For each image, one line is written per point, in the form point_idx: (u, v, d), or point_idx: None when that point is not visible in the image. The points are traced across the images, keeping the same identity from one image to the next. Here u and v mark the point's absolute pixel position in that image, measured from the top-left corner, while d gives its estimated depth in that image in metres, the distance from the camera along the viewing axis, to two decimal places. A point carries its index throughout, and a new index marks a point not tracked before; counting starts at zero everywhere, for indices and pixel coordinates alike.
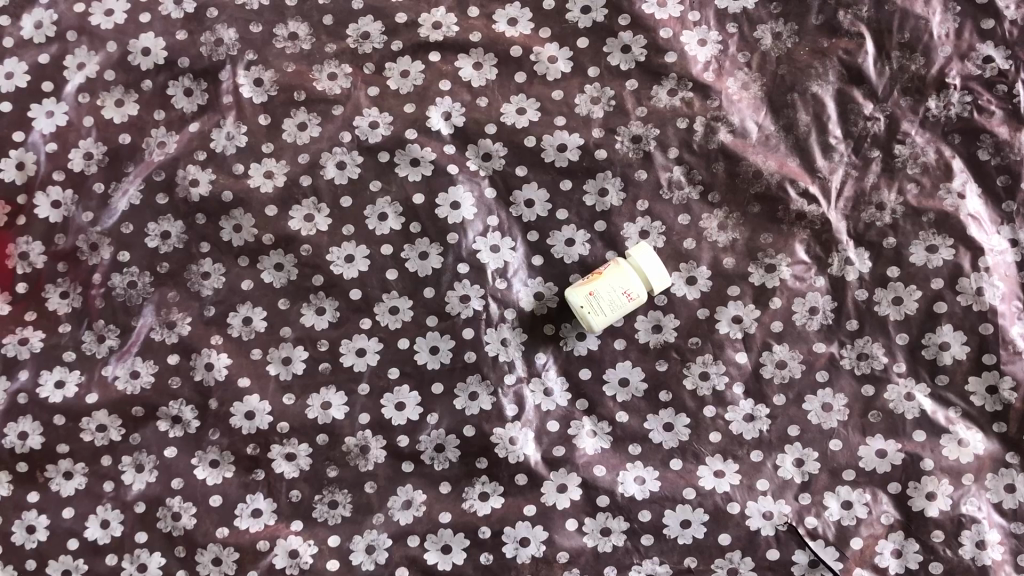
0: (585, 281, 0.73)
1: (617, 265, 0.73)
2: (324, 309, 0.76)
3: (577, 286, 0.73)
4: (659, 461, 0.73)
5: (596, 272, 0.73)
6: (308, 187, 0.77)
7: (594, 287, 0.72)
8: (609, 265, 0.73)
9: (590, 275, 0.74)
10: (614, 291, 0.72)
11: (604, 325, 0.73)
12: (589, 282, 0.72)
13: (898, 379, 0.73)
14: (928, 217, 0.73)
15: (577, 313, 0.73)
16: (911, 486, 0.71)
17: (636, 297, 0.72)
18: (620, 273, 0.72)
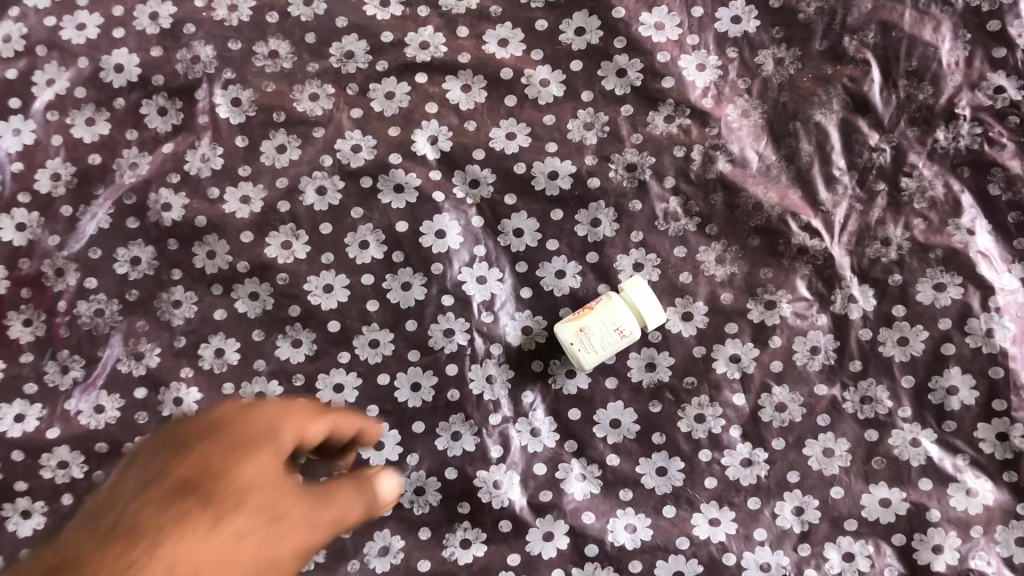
0: (577, 315, 0.69)
1: (609, 299, 0.69)
2: (301, 341, 0.72)
3: (567, 320, 0.70)
4: (651, 507, 0.69)
5: (587, 306, 0.70)
6: (286, 213, 0.73)
7: (584, 323, 0.68)
8: (602, 299, 0.69)
9: (582, 309, 0.70)
10: (606, 328, 0.68)
11: (596, 362, 0.69)
12: (580, 317, 0.69)
13: (903, 424, 0.69)
14: (936, 253, 0.70)
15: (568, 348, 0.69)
16: (917, 538, 0.68)
17: (629, 334, 0.68)
18: (612, 309, 0.68)
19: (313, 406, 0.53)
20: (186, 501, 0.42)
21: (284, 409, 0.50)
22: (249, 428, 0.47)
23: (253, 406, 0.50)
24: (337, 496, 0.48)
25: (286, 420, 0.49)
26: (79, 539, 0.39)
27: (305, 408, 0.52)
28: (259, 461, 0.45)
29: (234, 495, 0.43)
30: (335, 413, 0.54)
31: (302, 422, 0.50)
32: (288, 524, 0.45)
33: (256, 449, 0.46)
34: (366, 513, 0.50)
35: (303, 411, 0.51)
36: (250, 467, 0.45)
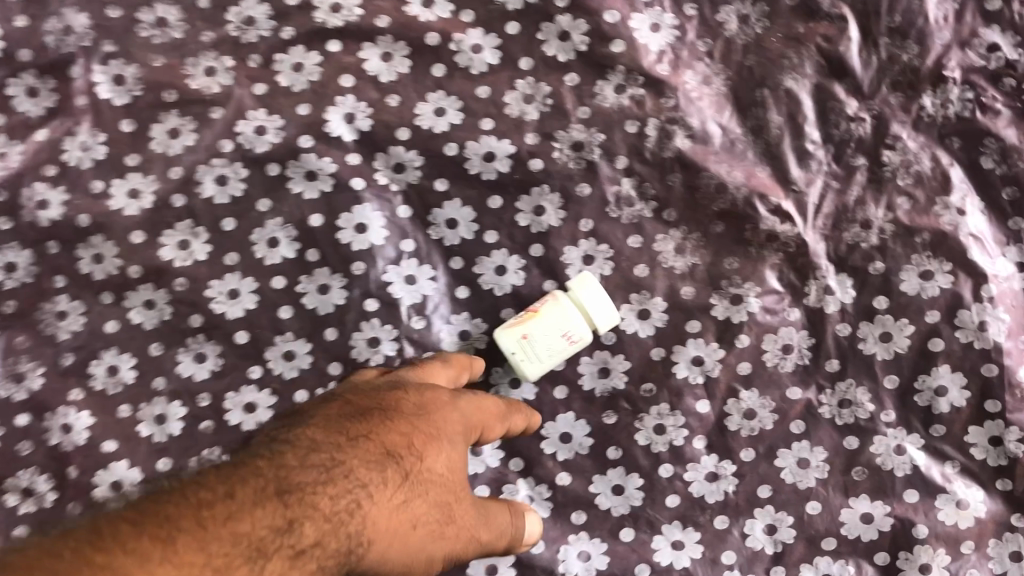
0: (518, 320, 0.61)
1: (555, 299, 0.60)
2: (205, 356, 0.63)
3: (508, 325, 0.61)
4: (607, 531, 0.62)
5: (530, 308, 0.61)
6: (183, 208, 0.64)
7: (528, 331, 0.60)
8: (546, 299, 0.61)
9: (524, 311, 0.61)
10: (553, 335, 0.60)
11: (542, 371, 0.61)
12: (523, 323, 0.60)
13: (886, 430, 0.62)
14: (922, 237, 0.62)
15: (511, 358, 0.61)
16: (902, 557, 0.61)
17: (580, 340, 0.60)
18: (560, 313, 0.60)
19: (502, 408, 0.56)
20: (346, 485, 0.45)
21: (478, 408, 0.53)
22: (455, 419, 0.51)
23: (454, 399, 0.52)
24: (494, 512, 0.52)
25: (474, 405, 0.53)
26: (254, 484, 0.43)
27: (481, 405, 0.54)
28: (439, 464, 0.49)
29: (376, 497, 0.46)
30: (512, 420, 0.57)
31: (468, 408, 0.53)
32: (440, 521, 0.48)
33: (426, 450, 0.48)
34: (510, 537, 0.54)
35: (484, 405, 0.54)
36: (429, 464, 0.48)
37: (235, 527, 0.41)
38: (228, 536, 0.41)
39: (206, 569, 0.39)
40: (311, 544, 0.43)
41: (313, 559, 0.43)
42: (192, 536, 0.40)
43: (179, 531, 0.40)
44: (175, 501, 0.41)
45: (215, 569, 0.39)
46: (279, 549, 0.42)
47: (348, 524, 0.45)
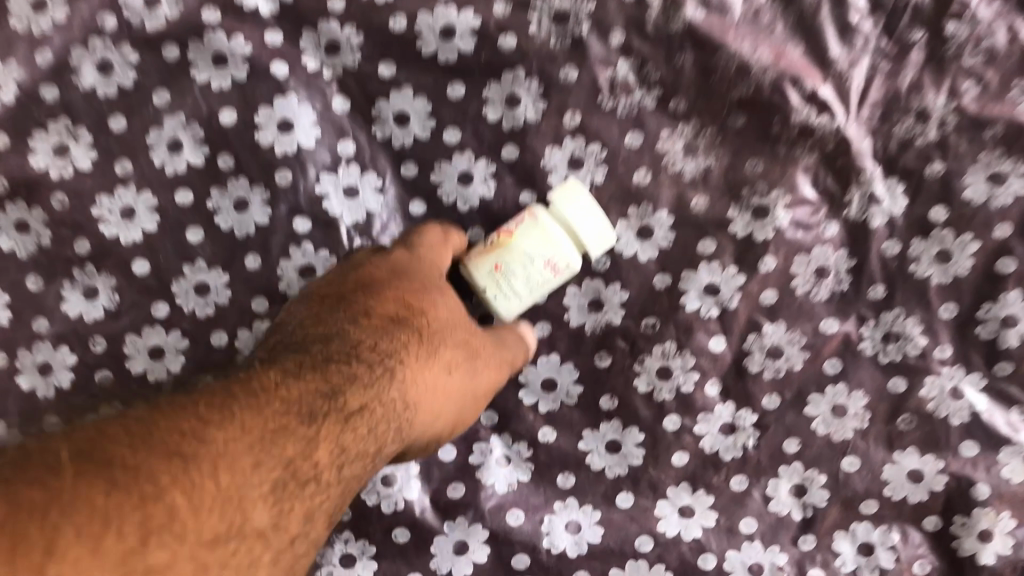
0: (488, 252, 0.48)
1: (534, 221, 0.48)
2: (96, 290, 0.50)
3: (475, 257, 0.48)
4: (600, 497, 0.51)
5: (502, 232, 0.48)
6: (56, 103, 0.50)
7: (501, 266, 0.48)
8: (522, 219, 0.48)
9: (494, 235, 0.48)
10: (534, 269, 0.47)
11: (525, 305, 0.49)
12: (495, 256, 0.48)
13: (940, 369, 0.51)
14: (994, 131, 0.49)
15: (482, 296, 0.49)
16: (958, 522, 0.50)
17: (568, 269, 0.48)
18: (541, 240, 0.47)
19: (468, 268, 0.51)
20: (374, 361, 0.41)
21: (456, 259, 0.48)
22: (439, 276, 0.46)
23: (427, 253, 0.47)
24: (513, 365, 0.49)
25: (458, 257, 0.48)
26: (270, 382, 0.37)
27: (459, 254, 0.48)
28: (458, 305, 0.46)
29: (417, 369, 0.42)
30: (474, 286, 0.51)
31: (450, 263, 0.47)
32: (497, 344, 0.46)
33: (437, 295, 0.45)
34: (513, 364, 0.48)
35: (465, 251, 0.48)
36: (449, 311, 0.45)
37: (262, 427, 0.35)
38: (255, 445, 0.35)
39: (237, 491, 0.34)
40: (358, 411, 0.39)
41: (361, 424, 0.39)
42: (221, 450, 0.33)
43: (203, 446, 0.33)
44: (175, 410, 0.34)
45: (273, 432, 0.35)
46: (320, 445, 0.37)
47: (388, 408, 0.40)
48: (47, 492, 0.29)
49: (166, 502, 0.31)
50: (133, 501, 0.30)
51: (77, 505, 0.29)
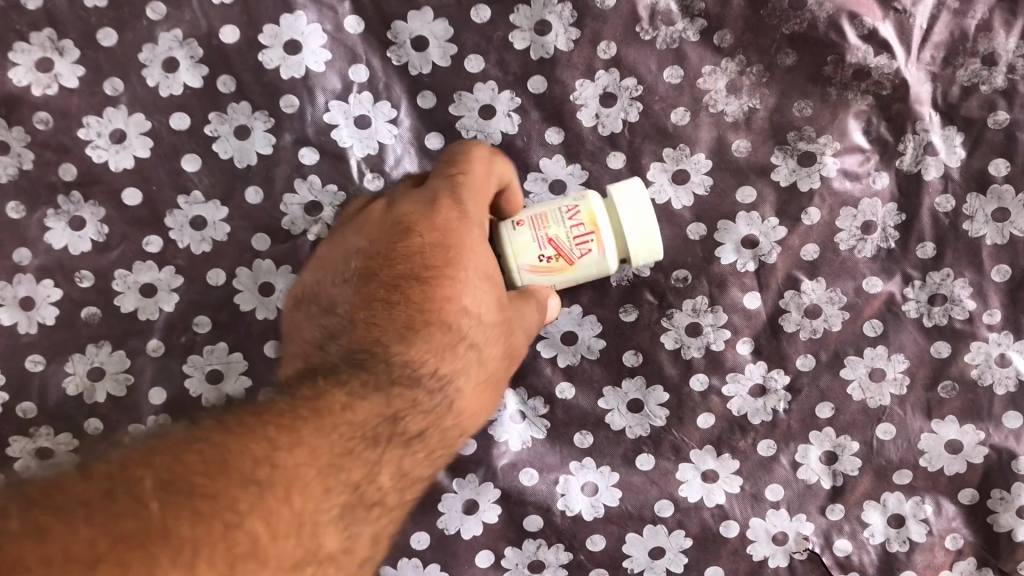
0: (540, 274, 0.42)
1: (598, 262, 0.42)
2: (83, 221, 0.46)
3: (524, 273, 0.42)
4: (619, 458, 0.48)
5: (562, 260, 0.42)
6: (40, 13, 0.45)
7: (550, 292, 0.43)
8: (588, 255, 0.42)
9: (550, 255, 0.41)
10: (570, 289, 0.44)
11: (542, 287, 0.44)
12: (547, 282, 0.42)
13: (987, 335, 0.47)
14: None
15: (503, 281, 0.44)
16: (995, 496, 0.47)
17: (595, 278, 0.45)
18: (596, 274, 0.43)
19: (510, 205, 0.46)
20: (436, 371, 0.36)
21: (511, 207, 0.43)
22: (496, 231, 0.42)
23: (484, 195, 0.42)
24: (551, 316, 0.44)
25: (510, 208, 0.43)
26: (336, 401, 0.32)
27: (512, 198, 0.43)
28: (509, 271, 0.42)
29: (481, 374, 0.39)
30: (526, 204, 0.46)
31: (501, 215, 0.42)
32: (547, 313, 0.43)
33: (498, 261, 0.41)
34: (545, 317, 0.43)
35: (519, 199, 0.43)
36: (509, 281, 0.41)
37: (341, 434, 0.31)
38: (325, 468, 0.30)
39: (328, 501, 0.30)
40: (417, 431, 0.36)
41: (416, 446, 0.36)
42: (295, 477, 0.28)
43: (281, 472, 0.28)
44: (246, 429, 0.29)
45: (339, 456, 0.31)
46: (382, 470, 0.34)
47: (437, 424, 0.37)
48: (138, 526, 0.24)
49: (247, 530, 0.26)
50: (219, 545, 0.25)
51: (177, 544, 0.24)
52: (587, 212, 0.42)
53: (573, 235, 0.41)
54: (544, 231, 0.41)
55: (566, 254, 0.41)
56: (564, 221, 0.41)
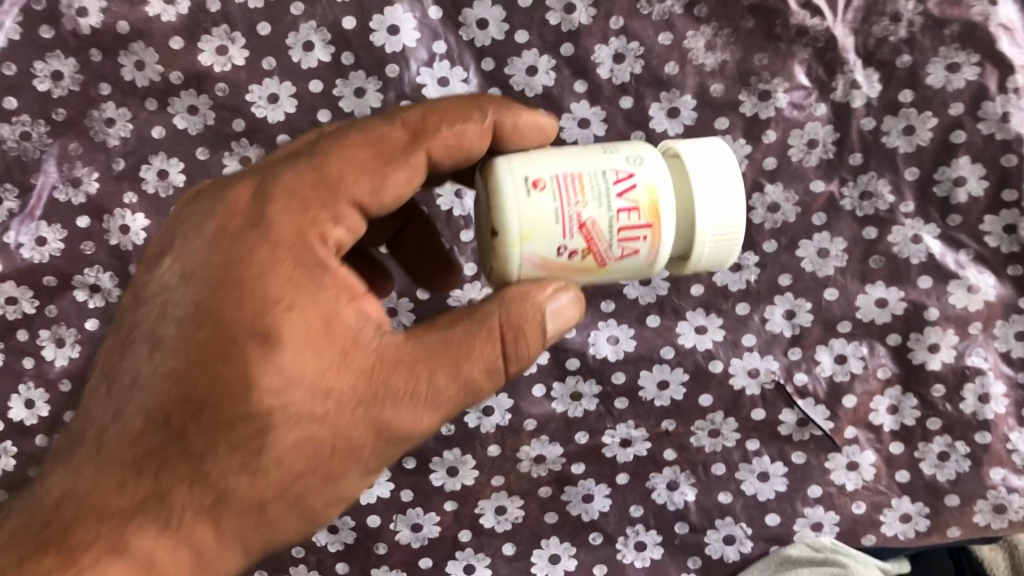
0: (548, 266, 0.41)
1: (640, 264, 0.42)
2: (249, 159, 0.66)
3: (537, 260, 0.40)
4: (635, 318, 0.66)
5: (590, 258, 0.41)
6: (218, 13, 0.64)
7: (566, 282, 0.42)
8: (631, 258, 0.41)
9: (579, 247, 0.40)
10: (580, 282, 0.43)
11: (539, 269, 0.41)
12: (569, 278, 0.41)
13: (904, 221, 0.64)
14: (952, 29, 0.62)
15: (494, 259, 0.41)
16: (913, 337, 0.65)
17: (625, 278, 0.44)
18: (629, 274, 0.42)
19: (453, 146, 0.43)
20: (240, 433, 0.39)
21: (395, 184, 0.41)
22: (316, 253, 0.39)
23: (268, 216, 0.40)
24: (529, 323, 0.40)
25: (379, 198, 0.41)
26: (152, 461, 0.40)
27: (394, 173, 0.41)
28: (351, 321, 0.39)
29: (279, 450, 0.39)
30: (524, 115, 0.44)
31: (371, 202, 0.41)
32: (477, 345, 0.39)
33: (308, 311, 0.39)
34: (530, 296, 0.40)
35: (393, 173, 0.41)
36: (341, 329, 0.39)
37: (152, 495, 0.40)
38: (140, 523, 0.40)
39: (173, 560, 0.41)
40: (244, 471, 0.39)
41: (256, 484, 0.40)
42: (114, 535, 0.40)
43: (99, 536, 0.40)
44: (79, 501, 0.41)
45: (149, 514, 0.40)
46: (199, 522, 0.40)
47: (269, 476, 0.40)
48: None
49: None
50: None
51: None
52: (646, 190, 0.41)
53: (618, 232, 0.40)
54: (579, 210, 0.40)
55: (599, 251, 0.40)
56: (610, 213, 0.40)
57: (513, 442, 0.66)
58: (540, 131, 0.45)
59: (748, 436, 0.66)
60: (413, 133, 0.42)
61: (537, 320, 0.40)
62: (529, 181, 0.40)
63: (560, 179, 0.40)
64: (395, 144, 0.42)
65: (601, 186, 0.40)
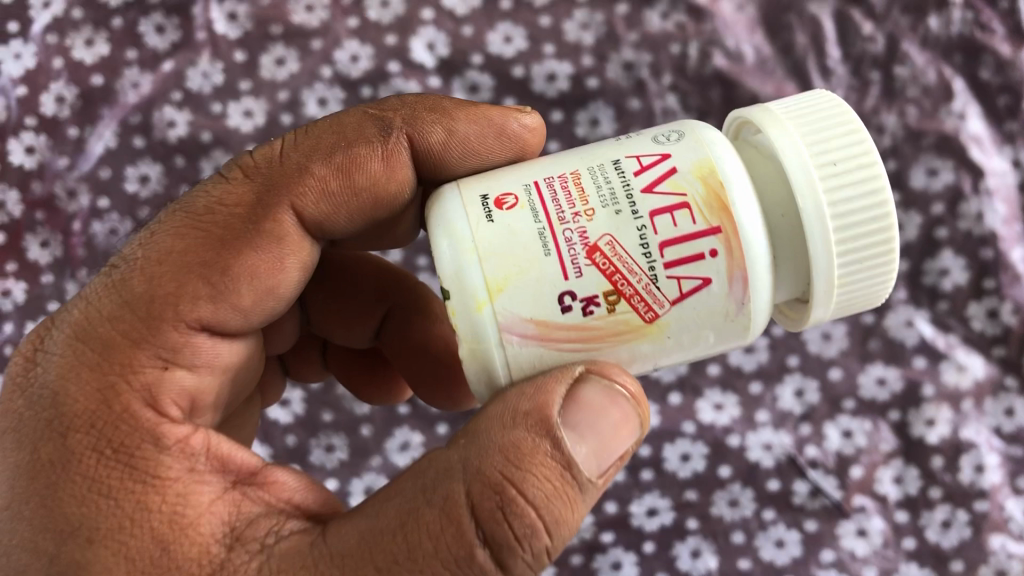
0: (544, 316, 0.38)
1: (715, 297, 0.38)
2: None
3: (533, 317, 0.38)
4: (658, 395, 0.73)
5: (624, 300, 0.38)
6: (290, 125, 0.74)
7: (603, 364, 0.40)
8: (698, 289, 0.38)
9: (596, 287, 0.37)
10: (632, 360, 0.40)
11: (523, 324, 0.38)
12: (608, 341, 0.39)
13: (898, 307, 0.72)
14: (928, 139, 0.71)
15: (466, 331, 0.38)
16: (911, 412, 0.71)
17: (711, 346, 0.41)
18: (706, 320, 0.39)
19: (346, 180, 0.46)
20: None
21: (255, 270, 0.43)
22: (150, 393, 0.40)
23: (68, 394, 0.40)
24: (528, 464, 0.36)
25: (230, 300, 0.43)
26: None
27: (249, 257, 0.43)
28: (177, 494, 0.38)
29: None
30: (463, 124, 0.47)
31: (221, 307, 0.43)
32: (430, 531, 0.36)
33: (118, 515, 0.38)
34: (539, 418, 0.37)
35: (239, 293, 0.43)
36: (182, 533, 0.38)
37: None
38: None
39: None
40: None
41: None
42: None
43: None
44: None
45: None
46: None
47: None
48: None
49: None
50: None
51: None
52: (697, 180, 0.39)
53: (659, 245, 0.38)
54: (574, 224, 0.38)
55: (638, 281, 0.38)
56: (637, 223, 0.38)
57: None
58: (500, 135, 0.47)
59: (764, 505, 0.70)
60: (265, 193, 0.45)
61: (544, 452, 0.37)
62: (503, 206, 0.39)
63: (534, 196, 0.39)
64: (239, 225, 0.44)
65: (612, 196, 0.38)
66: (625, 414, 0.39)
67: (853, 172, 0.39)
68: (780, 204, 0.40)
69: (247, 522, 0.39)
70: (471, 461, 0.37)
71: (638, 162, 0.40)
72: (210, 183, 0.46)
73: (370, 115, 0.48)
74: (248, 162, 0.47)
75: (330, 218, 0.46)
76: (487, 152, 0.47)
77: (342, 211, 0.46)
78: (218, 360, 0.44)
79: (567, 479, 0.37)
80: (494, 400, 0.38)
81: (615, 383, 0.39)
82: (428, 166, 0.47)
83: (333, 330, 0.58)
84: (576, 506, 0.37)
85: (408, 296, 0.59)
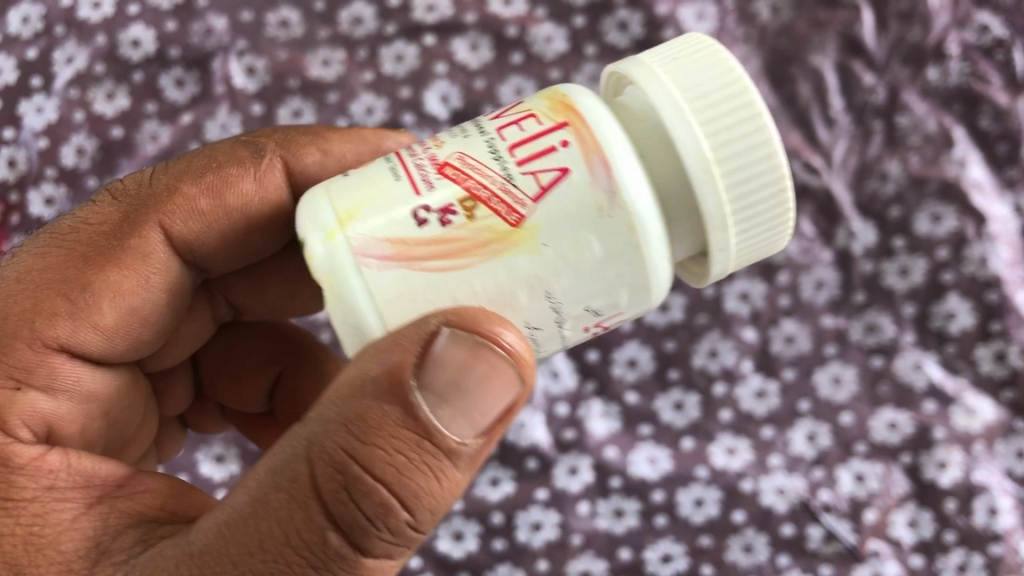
0: (400, 232, 0.38)
1: (581, 186, 0.38)
2: None
3: (389, 235, 0.37)
4: (671, 440, 0.73)
5: (482, 204, 0.37)
6: None
7: (474, 299, 0.38)
8: (557, 181, 0.37)
9: (450, 197, 0.38)
10: (514, 284, 0.38)
11: (374, 232, 0.38)
12: (475, 254, 0.37)
13: (906, 351, 0.73)
14: (932, 185, 0.73)
15: (324, 265, 0.38)
16: (923, 455, 0.71)
17: (601, 266, 0.38)
18: (580, 220, 0.38)
19: (215, 198, 0.49)
20: None
21: (117, 288, 0.46)
22: (3, 410, 0.43)
23: None
24: (374, 437, 0.35)
25: (87, 316, 0.46)
26: None
27: (109, 276, 0.46)
28: (59, 521, 0.40)
29: None
30: (337, 145, 0.52)
31: (81, 325, 0.46)
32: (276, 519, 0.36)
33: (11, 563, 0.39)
34: (387, 377, 0.35)
35: (98, 302, 0.46)
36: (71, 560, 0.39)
37: None
38: None
39: None
40: None
41: None
42: None
43: None
44: None
45: None
46: None
47: None
48: None
49: None
50: None
51: None
52: (540, 103, 0.40)
53: (508, 149, 0.38)
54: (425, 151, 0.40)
55: (492, 184, 0.38)
56: (485, 138, 0.39)
57: (561, 557, 0.71)
58: (375, 150, 0.52)
59: (779, 551, 0.70)
60: (132, 214, 0.48)
61: (395, 421, 0.36)
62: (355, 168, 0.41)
63: (390, 154, 0.41)
64: (102, 244, 0.47)
65: (463, 131, 0.40)
66: (501, 373, 0.37)
67: (710, 74, 0.40)
68: (646, 128, 0.40)
69: (114, 533, 0.40)
70: (316, 441, 0.36)
71: (490, 111, 0.42)
72: (80, 207, 0.50)
73: (243, 142, 0.52)
74: (118, 187, 0.50)
75: (198, 236, 0.49)
76: (359, 167, 0.52)
77: (212, 228, 0.50)
78: (77, 386, 0.46)
79: (424, 448, 0.36)
80: (346, 365, 0.37)
81: (485, 336, 0.36)
82: (308, 184, 0.51)
83: (223, 392, 0.61)
84: (444, 473, 0.36)
85: (302, 358, 0.61)
